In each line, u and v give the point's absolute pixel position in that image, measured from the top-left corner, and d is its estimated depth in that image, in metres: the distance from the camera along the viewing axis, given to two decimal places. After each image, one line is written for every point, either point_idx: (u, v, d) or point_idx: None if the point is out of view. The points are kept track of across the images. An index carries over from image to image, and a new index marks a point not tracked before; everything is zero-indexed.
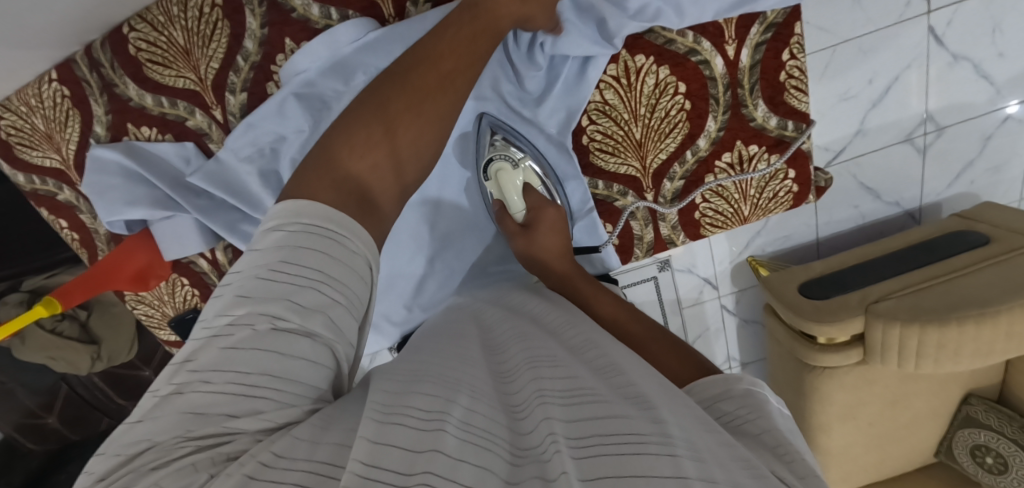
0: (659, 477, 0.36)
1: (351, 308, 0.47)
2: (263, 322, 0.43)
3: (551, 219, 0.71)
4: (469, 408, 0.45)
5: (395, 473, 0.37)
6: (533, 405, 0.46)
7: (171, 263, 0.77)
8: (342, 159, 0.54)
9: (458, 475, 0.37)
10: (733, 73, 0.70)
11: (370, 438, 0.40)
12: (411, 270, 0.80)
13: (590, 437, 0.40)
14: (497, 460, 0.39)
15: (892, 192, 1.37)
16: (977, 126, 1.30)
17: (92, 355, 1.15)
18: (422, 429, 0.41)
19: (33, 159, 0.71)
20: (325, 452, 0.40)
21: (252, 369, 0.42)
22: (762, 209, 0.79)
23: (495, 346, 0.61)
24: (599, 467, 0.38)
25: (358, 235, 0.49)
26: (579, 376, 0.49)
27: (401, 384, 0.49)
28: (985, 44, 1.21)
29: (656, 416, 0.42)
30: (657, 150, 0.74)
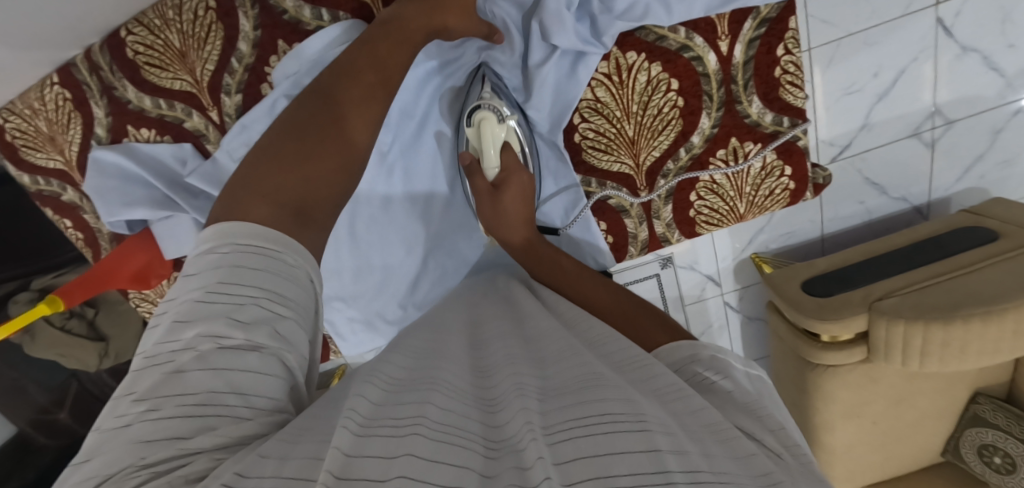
0: (631, 453, 0.37)
1: (297, 319, 0.50)
2: (207, 343, 0.46)
3: (520, 183, 0.70)
4: (446, 407, 0.46)
5: (370, 479, 0.37)
6: (511, 398, 0.47)
7: (172, 262, 0.78)
8: (283, 173, 0.56)
9: (431, 474, 0.37)
10: (726, 69, 0.70)
11: (343, 449, 0.39)
12: (405, 268, 0.80)
13: (564, 422, 0.42)
14: (473, 455, 0.40)
15: (899, 188, 1.35)
16: (987, 120, 1.27)
17: (100, 352, 1.16)
18: (397, 436, 0.42)
19: (37, 161, 0.73)
20: (293, 467, 0.40)
21: (202, 387, 0.44)
22: (758, 206, 0.78)
23: (482, 342, 0.62)
24: (572, 449, 0.39)
25: (297, 250, 0.52)
26: (557, 375, 0.50)
27: (384, 395, 0.50)
28: (995, 35, 1.18)
29: (606, 395, 0.43)
30: (650, 147, 0.74)
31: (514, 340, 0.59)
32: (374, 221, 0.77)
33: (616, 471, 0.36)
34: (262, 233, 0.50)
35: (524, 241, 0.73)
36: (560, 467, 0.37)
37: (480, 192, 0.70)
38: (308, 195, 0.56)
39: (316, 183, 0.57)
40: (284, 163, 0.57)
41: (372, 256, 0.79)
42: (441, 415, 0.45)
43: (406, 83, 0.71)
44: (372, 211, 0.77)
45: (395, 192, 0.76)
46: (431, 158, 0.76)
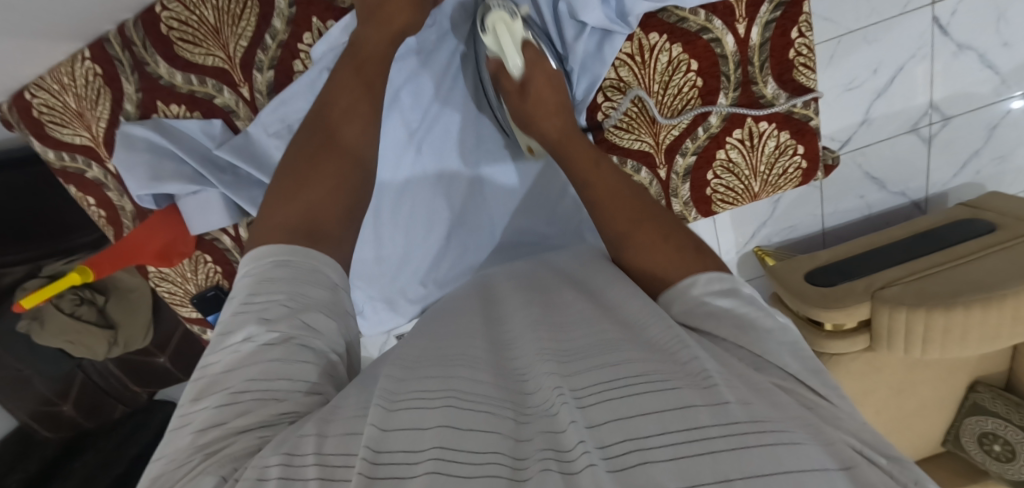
0: (664, 411, 0.39)
1: (325, 310, 0.51)
2: (244, 343, 0.48)
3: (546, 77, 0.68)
4: (472, 377, 0.47)
5: (407, 452, 0.39)
6: (533, 364, 0.49)
7: (194, 240, 0.78)
8: (290, 199, 0.57)
9: (464, 443, 0.39)
10: (743, 51, 0.72)
11: (379, 425, 0.41)
12: (427, 246, 0.81)
13: (592, 385, 0.43)
14: (503, 421, 0.41)
15: (898, 183, 1.38)
16: (982, 117, 1.32)
17: (109, 339, 1.16)
18: (427, 406, 0.43)
19: (63, 137, 0.73)
20: (332, 444, 0.41)
21: (239, 379, 0.46)
22: (771, 185, 0.80)
23: (497, 317, 0.63)
24: (602, 412, 0.40)
25: (318, 256, 0.54)
26: (579, 340, 0.51)
27: (402, 371, 0.50)
28: (990, 34, 1.23)
29: (625, 357, 0.45)
30: (670, 126, 0.75)
31: (528, 307, 0.61)
32: (399, 208, 0.79)
33: (649, 428, 0.38)
34: (281, 245, 0.53)
35: (558, 134, 0.68)
36: (594, 430, 0.39)
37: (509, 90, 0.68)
38: (319, 210, 0.57)
39: (322, 202, 0.57)
40: (288, 191, 0.57)
41: (393, 238, 0.80)
42: (467, 380, 0.46)
43: (407, 106, 0.75)
44: (390, 190, 0.78)
45: (421, 169, 0.78)
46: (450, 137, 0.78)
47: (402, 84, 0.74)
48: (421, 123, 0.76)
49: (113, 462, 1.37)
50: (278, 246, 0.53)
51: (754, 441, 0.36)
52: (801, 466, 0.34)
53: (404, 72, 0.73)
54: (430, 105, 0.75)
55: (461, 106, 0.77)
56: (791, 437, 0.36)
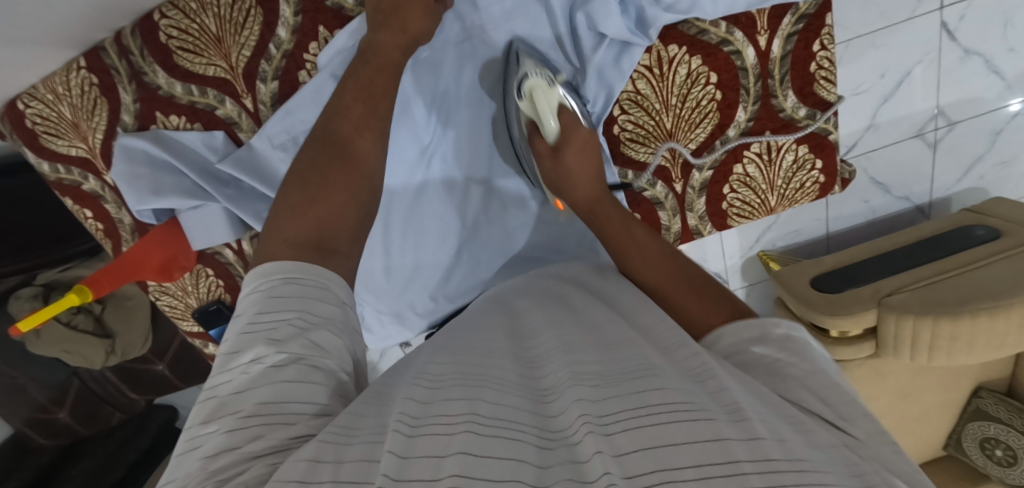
0: (698, 442, 0.37)
1: (335, 329, 0.50)
2: (252, 365, 0.46)
3: (583, 139, 0.67)
4: (500, 405, 0.45)
5: (425, 479, 0.37)
6: (563, 387, 0.47)
7: (195, 254, 0.76)
8: (297, 216, 0.55)
9: (483, 472, 0.37)
10: (763, 64, 0.70)
11: (397, 453, 0.39)
12: (438, 260, 0.80)
13: (620, 412, 0.42)
14: (525, 446, 0.40)
15: (902, 187, 1.38)
16: (986, 122, 1.32)
17: (107, 348, 1.13)
18: (446, 433, 0.41)
19: (58, 148, 0.70)
20: (348, 471, 0.39)
21: (250, 402, 0.44)
22: (788, 199, 0.79)
23: (525, 333, 0.62)
24: (629, 441, 0.39)
25: (325, 274, 0.52)
26: (611, 363, 0.50)
27: (426, 394, 0.48)
28: (996, 40, 1.23)
29: (662, 383, 0.44)
30: (687, 140, 0.73)
31: (558, 327, 0.59)
32: (410, 223, 0.77)
33: (683, 461, 0.36)
34: (289, 262, 0.51)
35: (590, 199, 0.67)
36: (620, 459, 0.37)
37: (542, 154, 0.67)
38: (328, 225, 0.56)
39: (328, 218, 0.56)
40: (295, 207, 0.56)
41: (401, 248, 0.78)
42: (492, 404, 0.45)
43: (411, 112, 0.71)
44: (397, 199, 0.75)
45: (431, 180, 0.76)
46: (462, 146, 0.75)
47: (409, 94, 0.70)
48: (429, 130, 0.73)
49: (106, 474, 1.35)
50: (285, 262, 0.52)
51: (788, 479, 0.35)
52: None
53: (413, 82, 0.70)
54: (437, 114, 0.72)
55: (468, 119, 0.73)
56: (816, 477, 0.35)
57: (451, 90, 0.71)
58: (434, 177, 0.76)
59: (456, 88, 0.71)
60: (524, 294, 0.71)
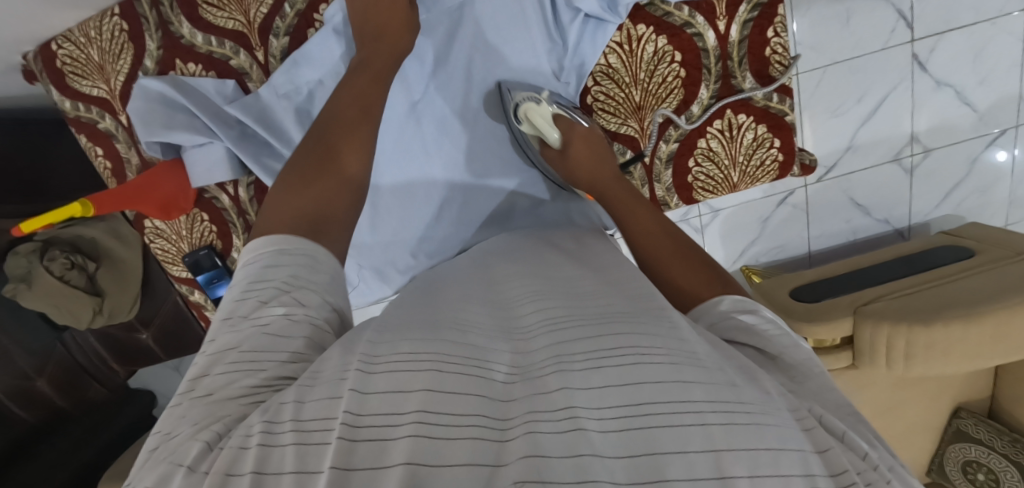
0: (656, 380, 0.41)
1: (318, 291, 0.53)
2: (238, 320, 0.50)
3: (581, 134, 0.76)
4: (470, 346, 0.47)
5: (389, 414, 0.40)
6: (537, 330, 0.50)
7: (194, 198, 0.81)
8: (297, 191, 0.59)
9: (444, 405, 0.40)
10: (723, 46, 0.76)
11: (358, 388, 0.42)
12: (421, 216, 0.84)
13: (587, 350, 0.44)
14: (492, 385, 0.43)
15: (881, 210, 1.44)
16: (960, 152, 1.39)
17: (96, 307, 1.11)
18: (413, 369, 0.44)
19: (81, 88, 0.77)
20: (311, 409, 0.42)
21: (234, 352, 0.48)
22: (750, 177, 0.84)
23: (497, 280, 0.65)
24: (598, 376, 0.42)
25: (320, 251, 0.56)
26: (598, 305, 0.52)
27: (377, 334, 0.50)
28: (967, 72, 1.32)
29: (622, 328, 0.46)
30: (654, 113, 0.80)
31: (528, 277, 0.62)
32: (400, 185, 0.82)
33: (653, 394, 0.40)
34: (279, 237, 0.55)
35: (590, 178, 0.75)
36: (584, 392, 0.41)
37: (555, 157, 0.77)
38: (326, 206, 0.59)
39: (329, 196, 0.60)
40: (296, 182, 0.60)
41: (389, 208, 0.83)
42: (462, 343, 0.47)
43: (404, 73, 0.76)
44: (395, 172, 0.81)
45: (426, 137, 0.81)
46: (458, 107, 0.80)
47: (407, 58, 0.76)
48: (423, 89, 0.78)
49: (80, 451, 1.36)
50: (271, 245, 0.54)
51: (743, 418, 0.39)
52: (780, 444, 0.37)
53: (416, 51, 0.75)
54: (430, 76, 0.77)
55: (461, 79, 0.78)
56: (768, 417, 0.39)
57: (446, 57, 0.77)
58: (424, 147, 0.81)
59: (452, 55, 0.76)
60: (496, 257, 0.74)
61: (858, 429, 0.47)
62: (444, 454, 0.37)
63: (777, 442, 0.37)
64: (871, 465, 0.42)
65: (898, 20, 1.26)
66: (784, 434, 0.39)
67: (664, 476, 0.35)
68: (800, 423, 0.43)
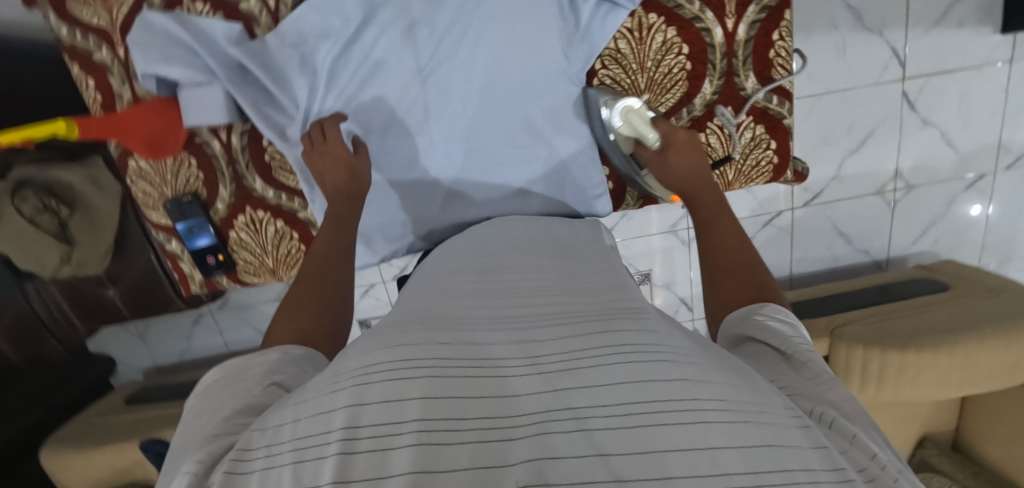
0: (660, 379, 0.40)
1: (297, 364, 0.55)
2: (225, 397, 0.50)
3: (682, 138, 0.77)
4: (472, 343, 0.46)
5: (384, 424, 0.38)
6: (532, 325, 0.50)
7: (184, 141, 0.80)
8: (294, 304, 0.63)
9: (443, 410, 0.39)
10: (729, 44, 0.78)
11: (351, 402, 0.40)
12: (416, 186, 0.83)
13: (587, 348, 0.44)
14: (492, 381, 0.42)
15: (862, 240, 1.47)
16: (940, 192, 1.43)
17: (62, 254, 1.06)
18: (402, 369, 0.41)
19: (81, 15, 0.75)
20: (304, 426, 0.40)
21: (218, 415, 0.47)
22: (744, 176, 0.85)
23: (490, 269, 0.64)
24: (599, 375, 0.41)
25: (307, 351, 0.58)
26: (594, 305, 0.53)
27: (371, 341, 0.47)
28: (953, 114, 1.36)
29: (629, 327, 0.47)
30: (658, 103, 0.81)
31: (543, 272, 0.62)
32: (399, 155, 0.81)
33: (661, 392, 0.39)
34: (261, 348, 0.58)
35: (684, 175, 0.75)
36: (589, 395, 0.40)
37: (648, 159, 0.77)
38: (315, 320, 0.62)
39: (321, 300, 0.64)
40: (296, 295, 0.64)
41: (385, 175, 0.82)
42: (461, 341, 0.46)
43: (414, 35, 0.75)
44: (395, 141, 0.80)
45: (426, 100, 0.78)
46: (463, 77, 0.77)
47: (419, 19, 0.74)
48: (432, 53, 0.76)
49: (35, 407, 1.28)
50: (225, 365, 0.56)
51: (744, 418, 0.38)
52: (782, 441, 0.38)
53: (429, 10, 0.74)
54: (439, 40, 0.75)
55: (471, 46, 0.76)
56: (765, 417, 0.39)
57: (458, 22, 0.74)
58: (417, 115, 0.79)
59: (464, 19, 0.74)
60: (502, 242, 0.72)
61: (869, 423, 0.44)
62: (446, 459, 0.36)
63: (776, 441, 0.37)
64: (877, 462, 0.39)
65: (891, 58, 1.31)
66: (787, 432, 0.38)
67: (670, 474, 0.35)
68: (800, 420, 0.41)
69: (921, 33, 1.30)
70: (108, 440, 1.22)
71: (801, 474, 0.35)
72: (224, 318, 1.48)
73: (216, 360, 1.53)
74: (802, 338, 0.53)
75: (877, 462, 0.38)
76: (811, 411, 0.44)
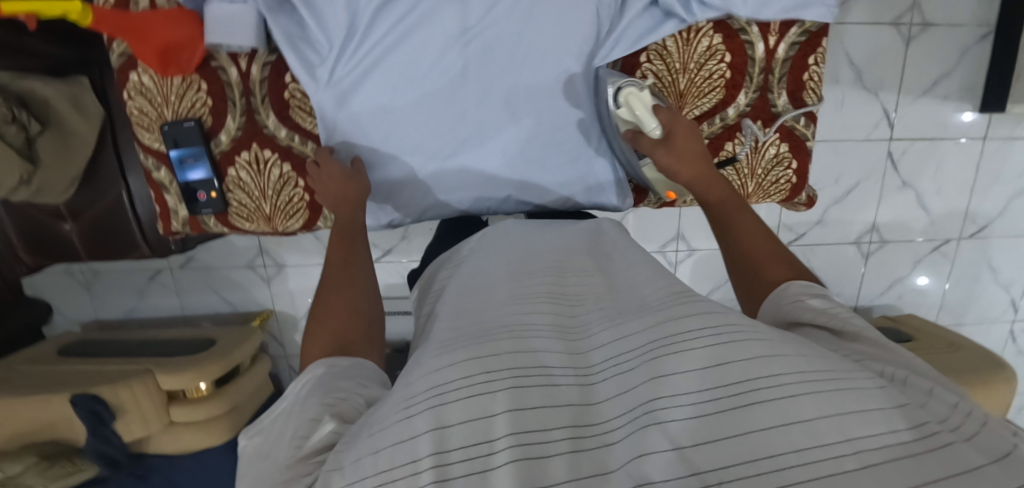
0: (733, 361, 0.42)
1: (345, 374, 0.57)
2: (293, 421, 0.51)
3: (683, 128, 0.75)
4: (533, 351, 0.48)
5: (481, 442, 0.41)
6: (596, 326, 0.53)
7: (198, 63, 0.76)
8: (329, 313, 0.64)
9: (529, 423, 0.42)
10: (768, 61, 0.82)
11: (432, 426, 0.42)
12: (441, 150, 0.82)
13: (647, 340, 0.46)
14: (570, 390, 0.45)
15: (836, 286, 1.54)
16: (909, 251, 1.52)
17: (24, 176, 0.93)
18: (476, 385, 0.44)
19: None
20: (387, 453, 0.42)
21: (287, 448, 0.48)
22: (762, 190, 0.89)
23: (530, 263, 0.65)
24: (670, 364, 0.43)
25: (352, 358, 0.59)
26: (635, 298, 0.55)
27: (438, 349, 0.50)
28: (928, 180, 1.45)
29: (689, 311, 0.48)
30: (694, 105, 0.84)
31: (587, 272, 0.64)
32: (430, 115, 0.79)
33: (735, 375, 0.41)
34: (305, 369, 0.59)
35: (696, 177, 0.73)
36: (670, 386, 0.42)
37: (651, 148, 0.75)
38: (348, 329, 0.63)
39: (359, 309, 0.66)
40: (332, 303, 0.66)
41: (411, 132, 0.80)
42: (522, 349, 0.48)
43: None
44: (432, 98, 0.78)
45: (465, 62, 0.77)
46: (509, 46, 0.77)
47: None
48: (482, 13, 0.74)
49: None
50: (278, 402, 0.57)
51: (821, 388, 0.41)
52: (865, 405, 0.40)
53: None
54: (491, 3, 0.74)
55: (521, 15, 0.75)
56: (844, 382, 0.41)
57: None
58: (452, 76, 0.77)
59: None
60: (536, 237, 0.73)
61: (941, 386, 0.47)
62: (547, 471, 0.39)
63: (860, 406, 0.40)
64: (961, 409, 0.43)
65: (882, 118, 1.39)
66: (862, 395, 0.41)
67: (774, 450, 0.37)
68: (877, 382, 0.43)
69: (911, 99, 1.38)
70: (35, 389, 1.09)
71: (889, 443, 0.38)
72: (185, 278, 1.38)
73: (165, 322, 1.41)
74: (838, 307, 0.58)
75: (960, 411, 0.43)
76: (882, 372, 0.49)
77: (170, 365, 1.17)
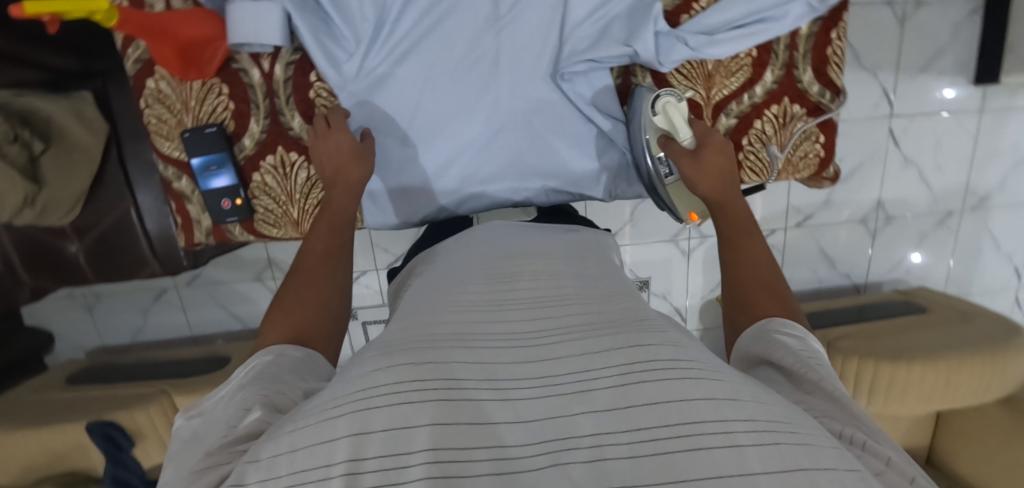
0: (689, 400, 0.36)
1: (294, 369, 0.51)
2: (232, 406, 0.45)
3: (717, 143, 0.74)
4: (476, 362, 0.41)
5: (396, 455, 0.33)
6: (545, 338, 0.45)
7: (218, 66, 0.78)
8: (297, 304, 0.59)
9: (450, 440, 0.34)
10: (792, 38, 0.84)
11: (352, 430, 0.35)
12: (471, 137, 0.83)
13: (606, 367, 0.40)
14: (501, 406, 0.37)
15: (846, 264, 1.56)
16: (915, 226, 1.54)
17: (28, 196, 0.90)
18: (404, 392, 0.37)
19: None
20: (303, 456, 0.35)
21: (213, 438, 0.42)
22: (792, 166, 0.90)
23: (515, 255, 0.63)
24: (621, 397, 0.37)
25: (304, 351, 0.53)
26: (617, 310, 0.50)
27: (381, 353, 0.43)
28: (930, 157, 1.48)
29: (660, 340, 0.42)
30: (723, 85, 0.85)
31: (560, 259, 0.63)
32: (460, 103, 0.81)
33: (683, 414, 0.35)
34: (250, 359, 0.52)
35: (717, 195, 0.71)
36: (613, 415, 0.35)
37: (679, 154, 0.74)
38: (312, 324, 0.57)
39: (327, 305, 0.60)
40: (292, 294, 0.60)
41: (443, 121, 0.82)
42: (466, 359, 0.41)
43: None
44: (461, 86, 0.80)
45: (487, 47, 0.79)
46: (531, 30, 0.79)
47: None
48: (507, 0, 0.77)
49: None
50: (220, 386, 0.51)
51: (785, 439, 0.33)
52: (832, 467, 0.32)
53: None
54: None
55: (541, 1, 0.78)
56: (803, 438, 0.34)
57: None
58: (475, 59, 0.79)
59: None
60: (512, 246, 0.66)
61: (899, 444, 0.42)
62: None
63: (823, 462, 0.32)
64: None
65: (882, 97, 1.41)
66: (834, 455, 0.33)
67: None
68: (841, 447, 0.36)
69: (908, 77, 1.40)
70: (50, 419, 1.05)
71: None
72: (191, 294, 1.34)
73: (172, 341, 1.37)
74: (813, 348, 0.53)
75: None
76: (841, 435, 0.42)
77: (187, 385, 1.12)
